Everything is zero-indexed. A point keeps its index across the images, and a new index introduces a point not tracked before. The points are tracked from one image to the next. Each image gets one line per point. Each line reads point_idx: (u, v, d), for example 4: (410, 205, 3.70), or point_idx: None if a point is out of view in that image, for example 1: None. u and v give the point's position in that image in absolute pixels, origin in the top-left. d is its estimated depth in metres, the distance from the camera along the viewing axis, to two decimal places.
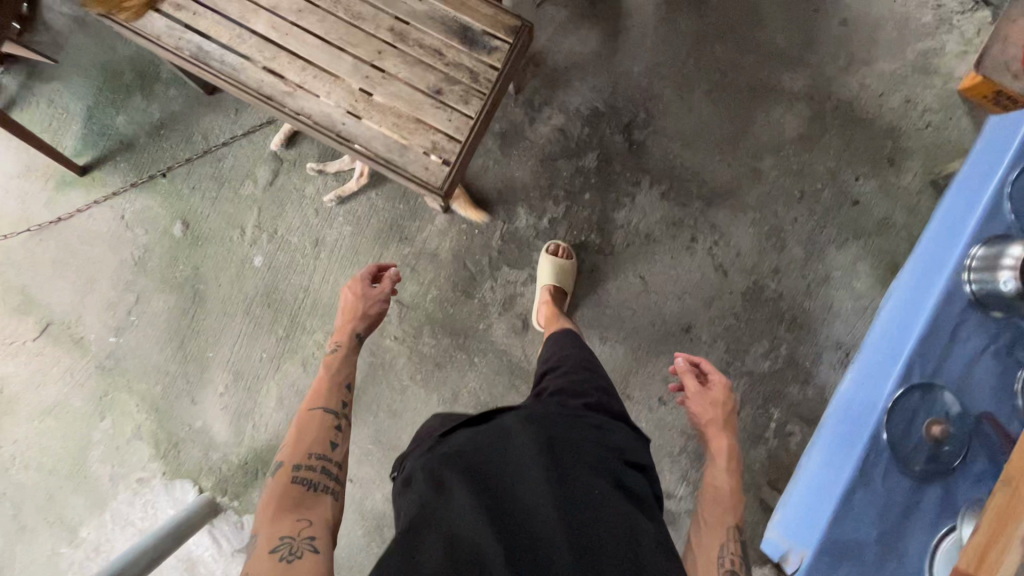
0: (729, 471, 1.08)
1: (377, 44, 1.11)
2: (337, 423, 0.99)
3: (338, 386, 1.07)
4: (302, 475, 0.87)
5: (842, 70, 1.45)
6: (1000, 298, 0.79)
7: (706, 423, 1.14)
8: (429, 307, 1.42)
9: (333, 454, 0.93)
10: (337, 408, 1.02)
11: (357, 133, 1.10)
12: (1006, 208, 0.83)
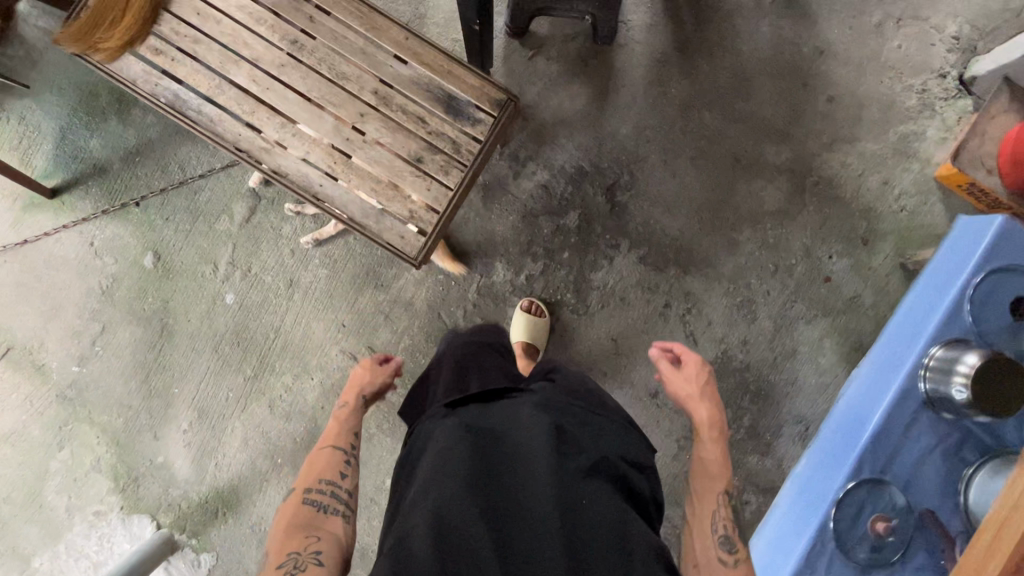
0: (714, 441, 1.01)
1: (360, 105, 1.09)
2: (346, 458, 0.99)
3: (346, 427, 1.06)
4: (312, 498, 0.90)
5: (825, 147, 1.47)
6: (949, 402, 1.02)
7: (685, 400, 1.08)
8: (401, 356, 1.42)
9: (343, 482, 0.95)
10: (347, 446, 1.01)
11: (334, 196, 1.09)
12: (964, 315, 1.09)
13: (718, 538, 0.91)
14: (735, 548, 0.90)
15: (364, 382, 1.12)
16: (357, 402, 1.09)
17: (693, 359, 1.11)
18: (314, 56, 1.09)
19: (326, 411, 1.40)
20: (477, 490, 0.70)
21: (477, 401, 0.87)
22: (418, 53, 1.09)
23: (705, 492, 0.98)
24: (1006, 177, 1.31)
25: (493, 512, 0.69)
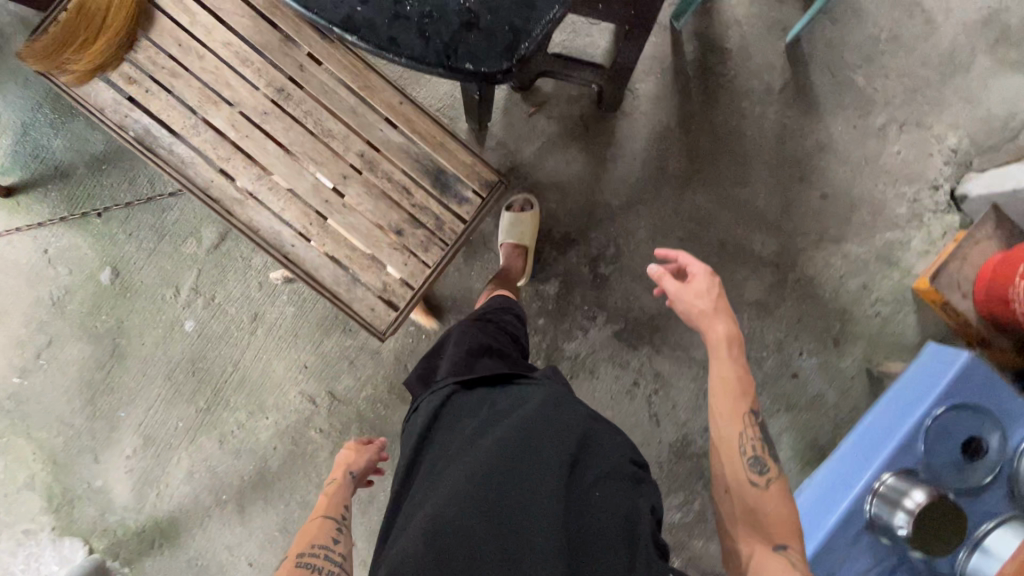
0: (734, 360, 0.82)
1: (343, 167, 1.04)
2: (338, 525, 0.91)
3: (338, 498, 0.97)
4: (306, 561, 0.81)
5: (812, 243, 1.47)
6: (891, 532, 0.88)
7: (696, 317, 0.86)
8: (362, 404, 1.38)
9: (336, 545, 0.86)
10: (339, 515, 0.93)
11: (305, 258, 1.04)
12: (919, 447, 0.93)
13: (751, 457, 0.80)
14: (766, 470, 0.79)
15: (350, 460, 1.04)
16: (348, 480, 1.01)
17: (698, 270, 0.89)
18: (301, 108, 1.03)
19: (278, 452, 1.36)
20: (474, 490, 0.68)
21: (483, 381, 0.88)
22: (410, 120, 1.04)
23: (731, 406, 0.81)
24: (977, 302, 1.31)
25: (492, 513, 0.67)
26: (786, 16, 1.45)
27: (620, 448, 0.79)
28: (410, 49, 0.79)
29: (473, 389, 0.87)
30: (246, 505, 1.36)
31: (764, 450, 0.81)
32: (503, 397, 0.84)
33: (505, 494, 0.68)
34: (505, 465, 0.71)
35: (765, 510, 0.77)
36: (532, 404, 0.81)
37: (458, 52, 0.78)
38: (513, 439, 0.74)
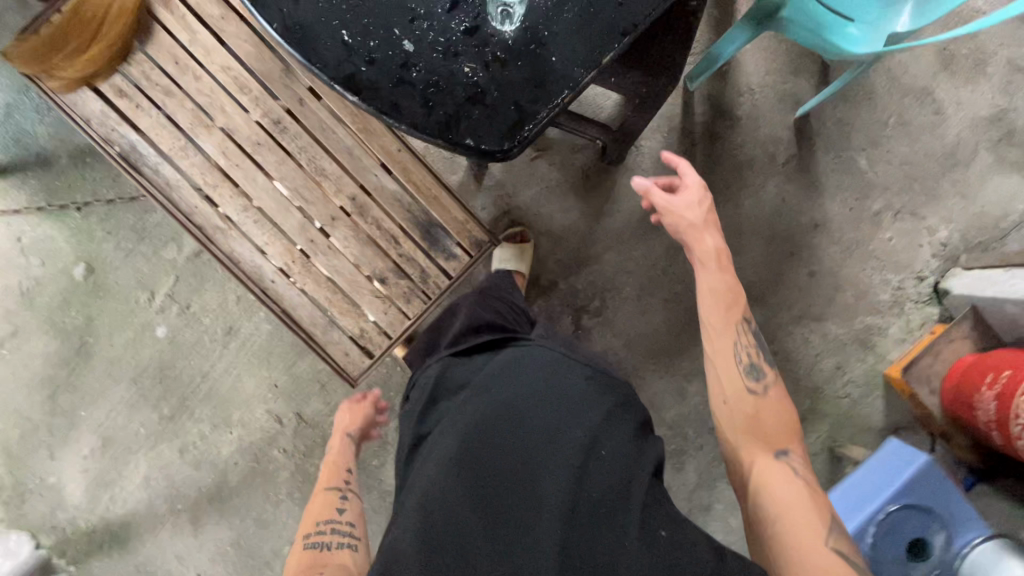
0: (723, 272, 0.83)
1: (333, 208, 1.01)
2: (344, 494, 0.94)
3: (341, 466, 1.02)
4: (314, 538, 0.82)
5: (795, 318, 1.48)
6: None
7: (684, 232, 0.85)
8: (328, 430, 1.37)
9: (342, 517, 0.88)
10: (343, 484, 0.97)
11: (284, 295, 1.02)
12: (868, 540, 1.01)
13: (745, 363, 0.82)
14: (762, 381, 0.81)
15: (348, 420, 1.12)
16: (347, 442, 1.08)
17: (694, 179, 0.86)
18: (296, 143, 1.00)
19: (239, 467, 1.35)
20: (469, 465, 0.73)
21: (486, 347, 0.96)
22: (407, 167, 1.02)
23: (724, 319, 0.82)
24: (943, 399, 1.33)
25: (484, 487, 0.71)
26: (799, 90, 1.44)
27: (613, 409, 0.81)
28: (415, 117, 0.79)
29: (473, 356, 0.95)
30: (201, 517, 1.35)
31: (758, 360, 0.83)
32: (501, 368, 0.87)
33: (497, 470, 0.72)
34: (499, 442, 0.75)
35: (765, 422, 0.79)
36: (528, 375, 0.84)
37: (462, 126, 0.80)
38: (506, 416, 0.78)
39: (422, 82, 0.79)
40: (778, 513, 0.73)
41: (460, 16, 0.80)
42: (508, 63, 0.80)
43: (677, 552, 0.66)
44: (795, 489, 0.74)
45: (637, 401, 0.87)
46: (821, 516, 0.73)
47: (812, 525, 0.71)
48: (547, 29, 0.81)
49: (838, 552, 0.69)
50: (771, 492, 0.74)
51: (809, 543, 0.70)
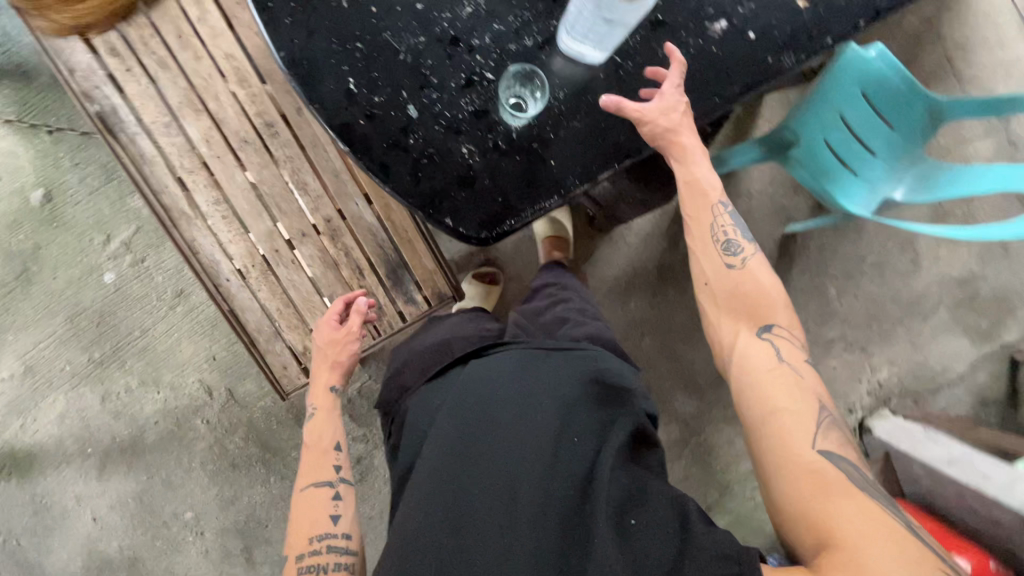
0: (702, 165, 0.84)
1: (305, 224, 1.00)
2: (335, 494, 0.80)
3: (328, 442, 0.85)
4: (308, 565, 0.72)
5: (730, 420, 1.51)
6: None
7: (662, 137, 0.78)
8: (255, 412, 1.37)
9: (337, 527, 0.77)
10: (333, 477, 0.82)
11: (235, 295, 1.01)
12: None
13: (721, 245, 0.84)
14: (741, 256, 0.84)
15: (332, 364, 0.91)
16: (332, 399, 0.90)
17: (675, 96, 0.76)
18: (283, 151, 0.98)
19: (158, 427, 1.35)
20: (442, 483, 0.69)
21: (456, 363, 0.89)
22: (388, 205, 1.01)
23: (699, 209, 0.85)
24: None
25: (457, 500, 0.68)
26: (792, 208, 1.47)
27: (578, 393, 0.79)
28: (400, 184, 0.79)
29: (446, 373, 0.88)
30: (108, 465, 1.35)
31: (739, 238, 0.85)
32: (473, 372, 0.83)
33: (468, 482, 0.69)
34: (469, 447, 0.72)
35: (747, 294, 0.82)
36: (497, 375, 0.81)
37: (444, 205, 0.80)
38: (477, 425, 0.74)
39: (416, 151, 0.78)
40: (765, 401, 0.73)
41: (471, 95, 0.78)
42: (508, 155, 0.79)
43: (648, 539, 0.64)
44: (777, 373, 0.75)
45: (614, 370, 0.84)
46: (806, 402, 0.72)
47: (796, 412, 0.71)
48: (554, 132, 0.79)
49: (823, 450, 0.67)
50: (762, 383, 0.74)
51: (792, 433, 0.69)
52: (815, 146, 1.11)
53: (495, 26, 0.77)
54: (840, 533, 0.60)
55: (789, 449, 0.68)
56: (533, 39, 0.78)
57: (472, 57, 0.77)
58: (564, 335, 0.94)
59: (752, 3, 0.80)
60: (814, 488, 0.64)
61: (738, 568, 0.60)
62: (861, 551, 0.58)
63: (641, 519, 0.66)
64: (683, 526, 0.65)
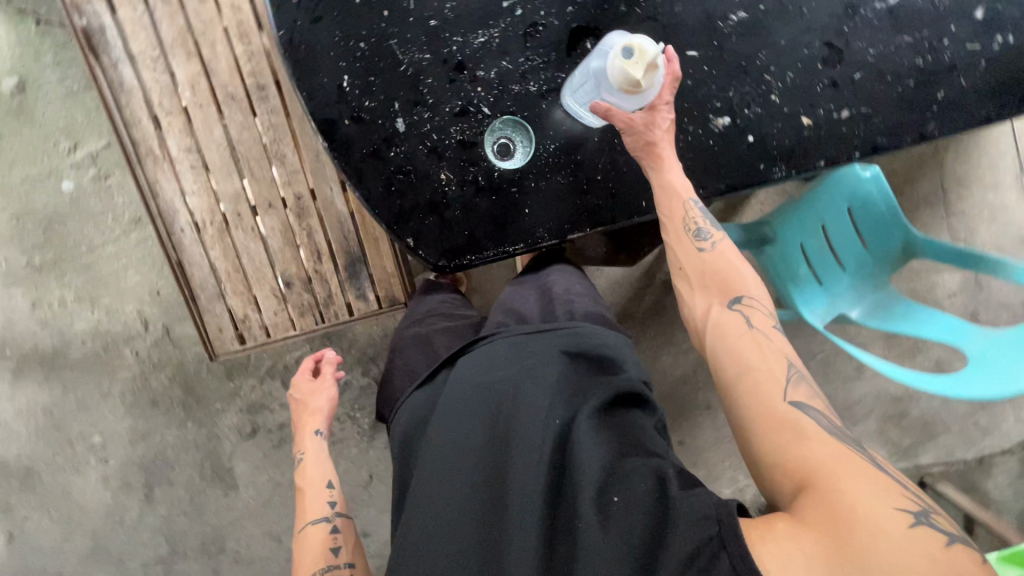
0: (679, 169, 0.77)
1: (273, 195, 0.98)
2: (333, 526, 0.82)
3: (320, 481, 0.87)
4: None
5: None
6: None
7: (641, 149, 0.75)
8: (186, 356, 1.35)
9: (338, 557, 0.79)
10: (330, 511, 0.84)
11: (187, 247, 0.99)
12: None
13: (691, 232, 0.75)
14: (710, 240, 0.75)
15: (314, 411, 0.97)
16: (319, 444, 0.93)
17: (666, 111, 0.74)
18: (268, 116, 0.95)
19: (83, 346, 1.32)
20: (433, 493, 0.64)
21: (444, 365, 0.80)
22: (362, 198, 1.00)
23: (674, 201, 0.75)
24: None
25: (455, 507, 0.63)
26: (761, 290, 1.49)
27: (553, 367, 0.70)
28: (370, 192, 0.77)
29: (436, 378, 0.79)
30: (26, 371, 1.33)
31: (706, 223, 0.76)
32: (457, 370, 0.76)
33: (456, 491, 0.64)
34: (462, 450, 0.66)
35: (720, 274, 0.74)
36: (477, 367, 0.74)
37: (410, 225, 0.79)
38: (459, 427, 0.68)
39: (394, 165, 0.77)
40: (735, 364, 0.64)
41: (462, 124, 0.77)
42: (484, 191, 0.79)
43: (628, 518, 0.57)
44: (747, 341, 0.66)
45: (600, 338, 0.75)
46: (777, 358, 0.63)
47: (765, 369, 0.62)
48: (536, 181, 0.79)
49: (794, 402, 0.58)
50: (733, 353, 0.65)
51: (764, 388, 0.60)
52: (793, 251, 1.13)
53: (504, 63, 0.76)
54: (821, 479, 0.51)
55: (753, 406, 0.60)
56: (538, 86, 0.77)
57: (473, 87, 0.76)
58: (558, 313, 0.80)
59: (760, 108, 0.80)
60: (786, 439, 0.55)
61: (718, 530, 0.52)
62: (845, 491, 0.49)
63: (625, 497, 0.59)
64: (663, 496, 0.58)
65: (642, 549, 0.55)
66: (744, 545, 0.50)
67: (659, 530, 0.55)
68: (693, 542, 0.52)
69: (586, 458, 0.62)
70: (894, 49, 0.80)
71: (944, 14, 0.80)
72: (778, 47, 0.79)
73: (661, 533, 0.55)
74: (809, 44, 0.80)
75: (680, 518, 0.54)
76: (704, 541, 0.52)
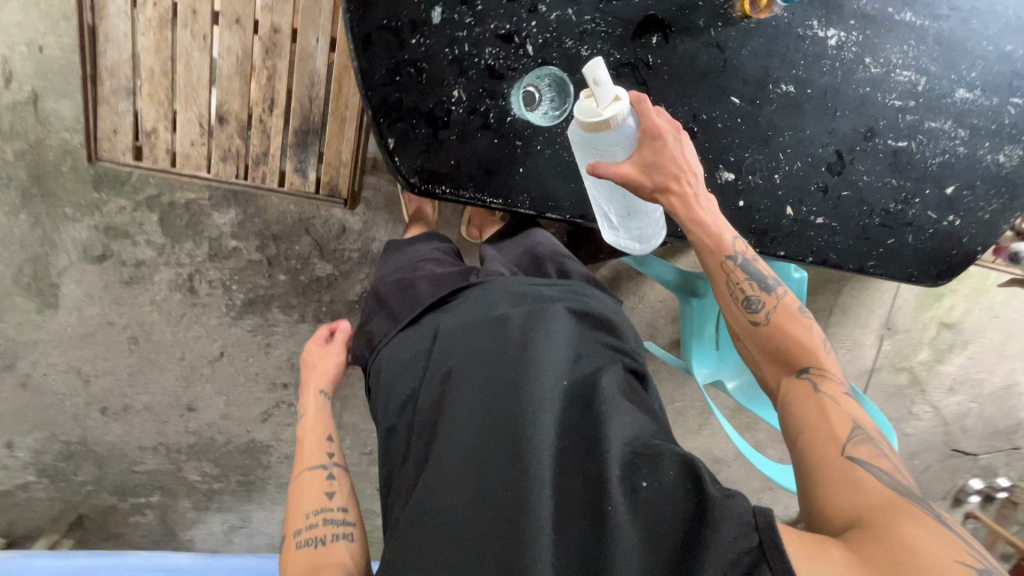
0: (706, 202, 0.64)
1: (244, 12, 0.83)
2: (329, 474, 0.67)
3: (320, 432, 0.73)
4: (306, 539, 0.59)
5: None
6: None
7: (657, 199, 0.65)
8: (53, 141, 1.12)
9: (333, 503, 0.63)
10: (327, 459, 0.69)
11: (110, 16, 0.81)
12: None
13: (740, 301, 0.60)
14: (763, 311, 0.59)
15: (320, 370, 0.81)
16: (322, 404, 0.77)
17: (668, 145, 0.63)
18: None
19: None
20: (445, 466, 0.51)
21: (431, 308, 0.65)
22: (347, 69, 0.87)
23: (714, 252, 0.62)
24: None
25: (470, 484, 0.49)
26: None
27: (562, 319, 0.59)
28: (371, 69, 0.67)
29: (422, 321, 0.65)
30: None
31: (757, 289, 0.60)
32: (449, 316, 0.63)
33: (464, 460, 0.51)
34: (475, 409, 0.53)
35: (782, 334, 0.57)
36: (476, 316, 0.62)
37: (396, 126, 0.70)
38: (460, 380, 0.55)
39: (409, 54, 0.68)
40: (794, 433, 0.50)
41: (499, 50, 0.70)
42: (490, 130, 0.72)
43: (659, 507, 0.44)
44: (804, 405, 0.50)
45: (615, 311, 0.65)
46: (841, 418, 0.48)
47: (826, 424, 0.48)
48: (542, 146, 0.74)
49: (852, 458, 0.44)
50: (789, 419, 0.51)
51: (823, 440, 0.47)
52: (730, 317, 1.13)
53: (568, 10, 0.70)
54: (871, 519, 0.40)
55: (803, 469, 0.46)
56: (590, 52, 0.72)
57: (527, 18, 0.69)
58: (547, 267, 0.73)
59: (761, 180, 0.82)
60: (838, 491, 0.43)
61: (759, 538, 0.40)
62: (900, 529, 0.38)
63: (656, 482, 0.45)
64: (697, 492, 0.44)
65: (674, 554, 0.42)
66: (786, 560, 0.38)
67: (691, 536, 0.42)
68: (737, 561, 0.39)
69: (608, 425, 0.49)
70: (879, 186, 0.87)
71: (927, 176, 0.88)
72: (802, 135, 0.82)
73: (698, 536, 0.42)
74: (824, 145, 0.83)
75: (719, 524, 0.41)
76: (746, 560, 0.39)
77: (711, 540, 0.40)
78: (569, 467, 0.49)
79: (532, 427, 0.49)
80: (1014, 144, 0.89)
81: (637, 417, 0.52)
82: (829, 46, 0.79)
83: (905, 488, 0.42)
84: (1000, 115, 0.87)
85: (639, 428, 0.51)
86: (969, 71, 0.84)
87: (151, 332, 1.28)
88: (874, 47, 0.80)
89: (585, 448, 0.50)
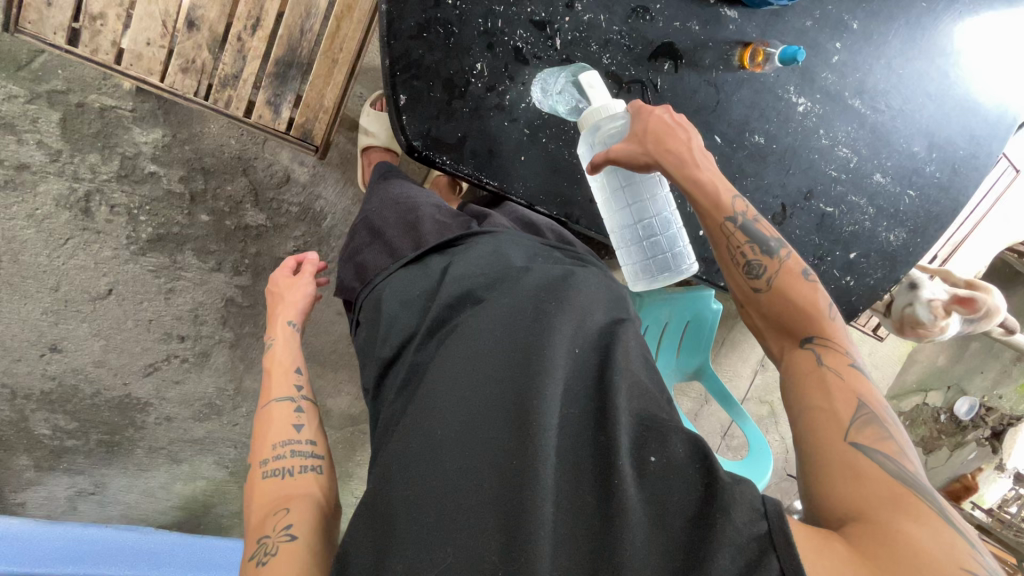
0: (702, 167, 0.64)
1: None
2: (297, 407, 0.72)
3: (288, 365, 0.78)
4: (273, 469, 0.64)
5: None
6: None
7: (659, 167, 0.64)
8: None
9: (299, 436, 0.69)
10: (295, 393, 0.74)
11: None
12: None
13: (743, 267, 0.65)
14: (765, 276, 0.63)
15: (290, 302, 0.86)
16: (292, 334, 0.83)
17: (657, 114, 0.65)
18: None
19: None
20: (451, 405, 0.52)
21: (436, 250, 0.73)
22: (351, 11, 0.92)
23: (712, 215, 0.65)
24: None
25: (476, 427, 0.50)
26: None
27: (576, 289, 0.63)
28: (401, 15, 0.65)
29: (427, 260, 0.72)
30: None
31: (759, 252, 0.64)
32: (461, 281, 0.65)
33: (473, 418, 0.51)
34: (486, 357, 0.55)
35: (790, 308, 0.62)
36: (489, 284, 0.64)
37: (412, 83, 0.67)
38: (473, 332, 0.58)
39: (443, 13, 0.67)
40: (793, 410, 0.56)
41: (530, 36, 0.71)
42: (505, 110, 0.72)
43: (669, 482, 0.49)
44: (808, 378, 0.57)
45: (622, 293, 0.70)
46: (845, 398, 0.54)
47: (826, 411, 0.53)
48: (547, 140, 0.76)
49: (854, 443, 0.50)
50: (795, 390, 0.57)
51: (818, 419, 0.53)
52: (705, 321, 1.16)
53: (600, 16, 0.74)
54: (871, 513, 0.44)
55: (804, 445, 0.53)
56: (610, 61, 0.76)
57: (562, 12, 0.72)
58: (545, 231, 0.86)
59: None
60: (834, 468, 0.49)
61: (766, 525, 0.45)
62: (895, 524, 0.43)
63: (666, 458, 0.50)
64: (707, 474, 0.48)
65: (685, 527, 0.46)
66: (794, 554, 0.42)
67: (702, 512, 0.46)
68: (747, 544, 0.44)
69: (616, 400, 0.53)
70: (807, 241, 0.98)
71: (840, 240, 1.01)
72: (761, 182, 0.91)
73: (707, 511, 0.46)
74: (775, 197, 0.93)
75: (722, 512, 0.45)
76: (755, 545, 0.44)
77: (721, 521, 0.45)
78: (575, 428, 0.52)
79: (542, 391, 0.51)
80: (903, 227, 1.05)
81: (644, 391, 0.56)
82: (797, 111, 0.91)
83: (899, 471, 0.48)
84: (899, 201, 1.04)
85: (641, 402, 0.55)
86: (886, 160, 1.00)
87: (18, 253, 1.03)
88: (828, 121, 0.93)
89: (592, 421, 0.53)
